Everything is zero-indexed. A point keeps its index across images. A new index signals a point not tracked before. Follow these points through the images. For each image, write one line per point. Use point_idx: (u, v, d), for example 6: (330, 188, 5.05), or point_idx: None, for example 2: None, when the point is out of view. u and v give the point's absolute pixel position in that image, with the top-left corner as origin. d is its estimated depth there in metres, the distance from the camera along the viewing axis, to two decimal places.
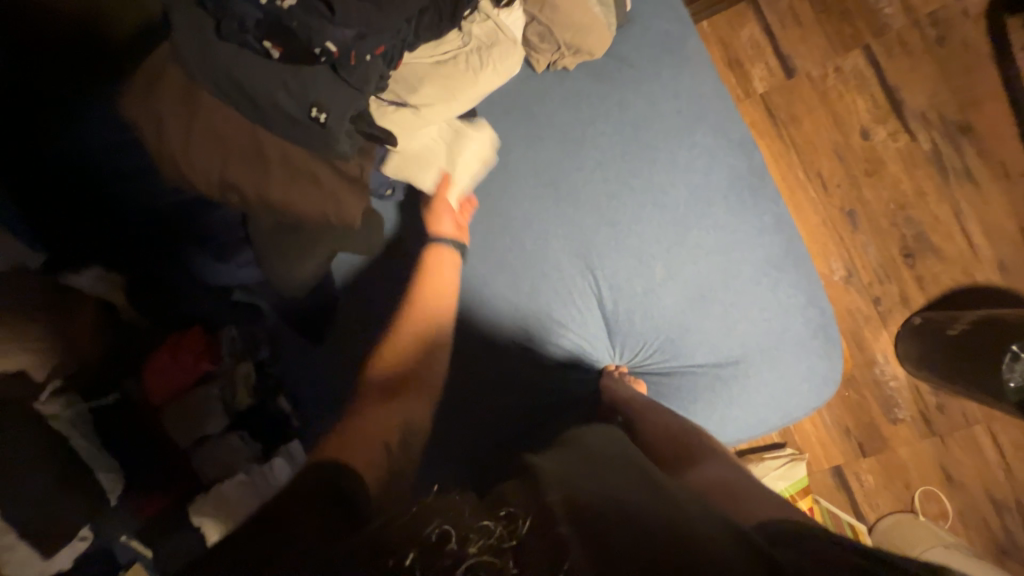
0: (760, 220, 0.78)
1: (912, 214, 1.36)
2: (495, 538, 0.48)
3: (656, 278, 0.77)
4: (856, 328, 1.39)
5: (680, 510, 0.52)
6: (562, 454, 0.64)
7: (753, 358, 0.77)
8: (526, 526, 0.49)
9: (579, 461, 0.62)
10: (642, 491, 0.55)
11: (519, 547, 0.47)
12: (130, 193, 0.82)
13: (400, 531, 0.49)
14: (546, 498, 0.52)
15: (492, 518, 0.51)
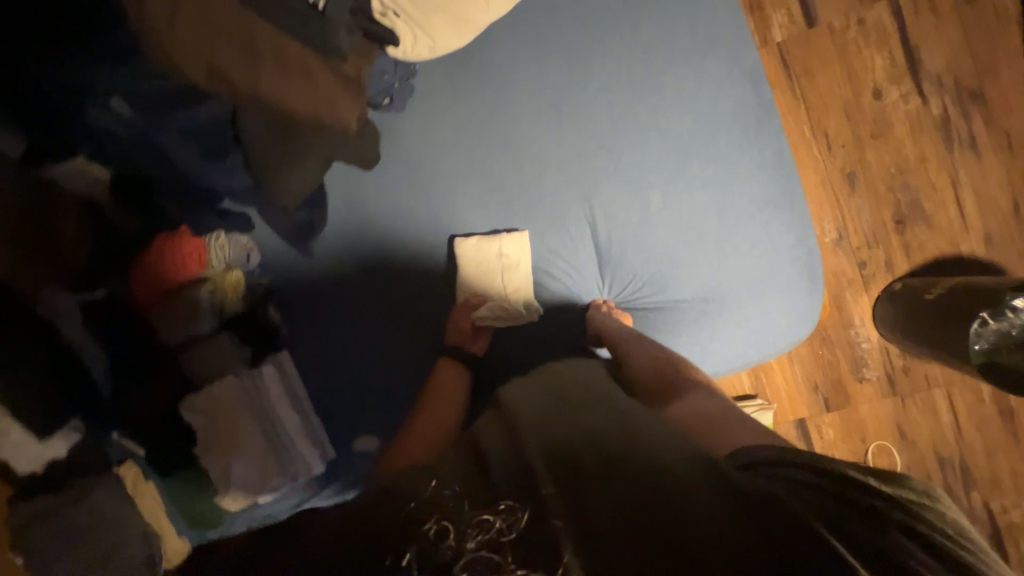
0: (760, 155, 0.78)
1: (910, 180, 1.36)
2: (493, 533, 0.44)
3: (651, 208, 0.78)
4: (838, 290, 1.43)
5: (680, 458, 0.51)
6: (555, 401, 0.60)
7: (738, 292, 0.79)
8: (523, 508, 0.45)
9: (574, 414, 0.58)
10: (642, 445, 0.52)
11: (519, 537, 0.43)
12: (101, 70, 0.77)
13: (396, 539, 0.45)
14: (524, 451, 0.50)
15: (489, 511, 0.45)
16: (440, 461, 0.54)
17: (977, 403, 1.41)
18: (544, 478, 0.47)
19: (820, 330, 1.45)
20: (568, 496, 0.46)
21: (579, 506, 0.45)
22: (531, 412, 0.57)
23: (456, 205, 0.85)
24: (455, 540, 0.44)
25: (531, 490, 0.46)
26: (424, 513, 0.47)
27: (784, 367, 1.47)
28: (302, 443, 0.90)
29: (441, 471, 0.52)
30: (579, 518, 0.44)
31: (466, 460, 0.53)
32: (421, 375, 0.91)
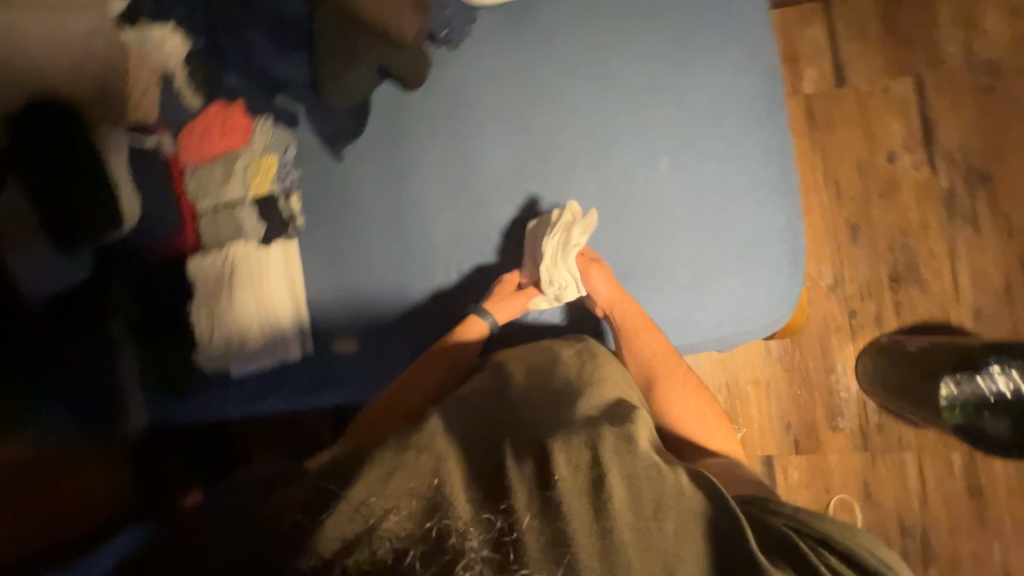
0: (766, 142, 0.84)
1: (910, 243, 1.42)
2: (495, 531, 0.52)
3: (659, 170, 0.85)
4: (826, 334, 1.46)
5: (657, 476, 0.58)
6: (543, 405, 0.68)
7: (726, 262, 0.82)
8: (521, 511, 0.53)
9: (561, 416, 0.65)
10: (627, 453, 0.59)
11: (517, 538, 0.52)
12: None
13: (397, 538, 0.51)
14: (536, 467, 0.57)
15: (492, 510, 0.54)
16: (427, 441, 0.58)
17: (947, 476, 1.40)
18: (541, 490, 0.55)
19: (801, 370, 1.47)
20: (565, 504, 0.54)
21: (580, 513, 0.54)
22: (520, 418, 0.65)
23: (483, 137, 0.93)
24: (456, 540, 0.51)
25: (529, 497, 0.54)
26: (423, 513, 0.53)
27: (760, 401, 1.47)
28: (290, 321, 0.95)
29: (438, 457, 0.57)
30: (573, 521, 0.53)
31: (461, 452, 0.59)
32: (412, 290, 0.96)
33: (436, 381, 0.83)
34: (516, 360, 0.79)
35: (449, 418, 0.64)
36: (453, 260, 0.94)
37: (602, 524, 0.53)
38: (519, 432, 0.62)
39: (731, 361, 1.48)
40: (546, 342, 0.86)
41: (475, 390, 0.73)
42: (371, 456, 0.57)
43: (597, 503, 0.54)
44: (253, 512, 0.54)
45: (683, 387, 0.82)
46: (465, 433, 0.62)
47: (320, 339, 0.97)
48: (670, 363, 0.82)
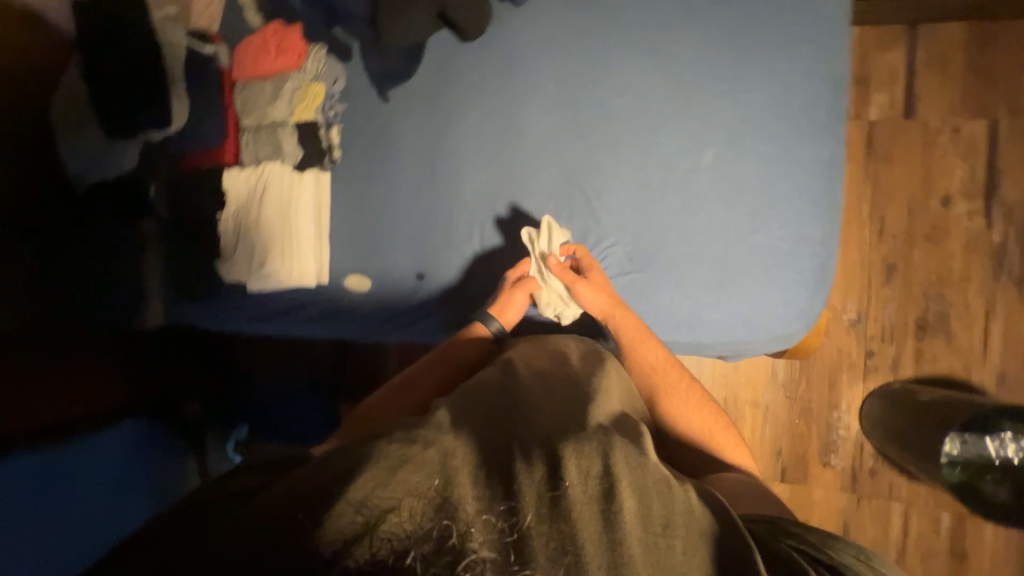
0: (820, 150, 0.80)
1: (946, 293, 1.37)
2: (497, 532, 0.45)
3: (701, 162, 0.82)
4: (836, 369, 1.43)
5: (669, 491, 0.50)
6: (552, 407, 0.61)
7: (752, 267, 0.79)
8: (528, 512, 0.46)
9: (570, 419, 0.58)
10: (640, 460, 0.51)
11: (519, 539, 0.44)
12: None
13: (393, 536, 0.43)
14: (543, 467, 0.49)
15: (494, 510, 0.46)
16: (437, 435, 0.52)
17: (931, 534, 1.37)
18: (550, 492, 0.47)
19: (804, 401, 1.44)
20: (575, 511, 0.46)
21: (587, 522, 0.46)
22: (528, 416, 0.59)
23: (528, 100, 0.91)
24: (458, 537, 0.44)
25: (538, 501, 0.47)
26: (423, 509, 0.45)
27: (756, 423, 1.45)
28: (313, 252, 0.98)
29: (444, 449, 0.50)
30: (583, 532, 0.45)
31: (468, 446, 0.52)
32: (431, 242, 0.96)
33: (447, 376, 0.77)
34: (528, 360, 0.74)
35: (454, 412, 0.59)
36: (475, 217, 0.93)
37: (612, 538, 0.45)
38: (528, 430, 0.55)
39: (734, 378, 1.46)
40: (561, 341, 0.82)
41: (481, 387, 0.67)
42: (374, 445, 0.50)
43: (608, 510, 0.47)
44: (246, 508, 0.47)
45: (685, 401, 0.77)
46: (468, 425, 0.56)
47: (336, 272, 1.00)
48: (672, 375, 0.79)
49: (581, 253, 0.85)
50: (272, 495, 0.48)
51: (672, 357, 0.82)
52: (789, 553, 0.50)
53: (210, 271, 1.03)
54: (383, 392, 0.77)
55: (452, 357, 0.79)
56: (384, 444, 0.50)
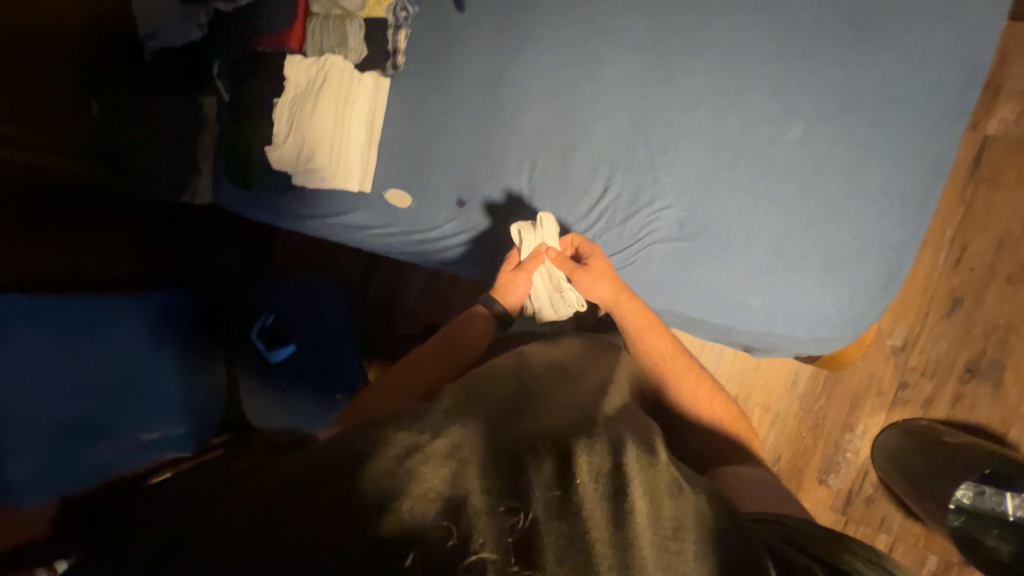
0: (928, 145, 0.70)
1: (1010, 340, 1.26)
2: (501, 534, 0.40)
3: (786, 136, 0.74)
4: (862, 392, 1.36)
5: (679, 493, 0.48)
6: (564, 402, 0.58)
7: (812, 260, 0.73)
8: (539, 510, 0.43)
9: (583, 414, 0.55)
10: (648, 463, 0.50)
11: (525, 539, 0.41)
12: None
13: (393, 529, 0.39)
14: (556, 467, 0.46)
15: (500, 509, 0.42)
16: (441, 423, 0.48)
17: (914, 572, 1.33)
18: (561, 491, 0.44)
19: (817, 416, 1.40)
20: (587, 511, 0.43)
21: (598, 521, 0.43)
22: (537, 410, 0.55)
23: (612, 34, 0.83)
24: (459, 537, 0.39)
25: (549, 499, 0.44)
26: (427, 507, 0.41)
27: (761, 426, 1.43)
28: (358, 175, 0.98)
29: (451, 437, 0.46)
30: (594, 530, 0.42)
31: (477, 435, 0.47)
32: (477, 171, 0.93)
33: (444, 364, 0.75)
34: (538, 355, 0.71)
35: (464, 392, 0.55)
36: (527, 152, 0.89)
37: (623, 541, 0.43)
38: (539, 427, 0.52)
39: (750, 378, 1.42)
40: (569, 340, 0.78)
41: (491, 371, 0.64)
42: (379, 429, 0.47)
43: (619, 511, 0.44)
44: (229, 496, 0.42)
45: (694, 391, 0.77)
46: (475, 407, 0.52)
47: (379, 182, 1.00)
48: (680, 365, 0.79)
49: (575, 241, 0.82)
50: (260, 480, 0.44)
51: (680, 347, 0.81)
52: (790, 554, 0.49)
53: (255, 162, 1.06)
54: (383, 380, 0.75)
55: (455, 339, 0.79)
56: (387, 429, 0.47)
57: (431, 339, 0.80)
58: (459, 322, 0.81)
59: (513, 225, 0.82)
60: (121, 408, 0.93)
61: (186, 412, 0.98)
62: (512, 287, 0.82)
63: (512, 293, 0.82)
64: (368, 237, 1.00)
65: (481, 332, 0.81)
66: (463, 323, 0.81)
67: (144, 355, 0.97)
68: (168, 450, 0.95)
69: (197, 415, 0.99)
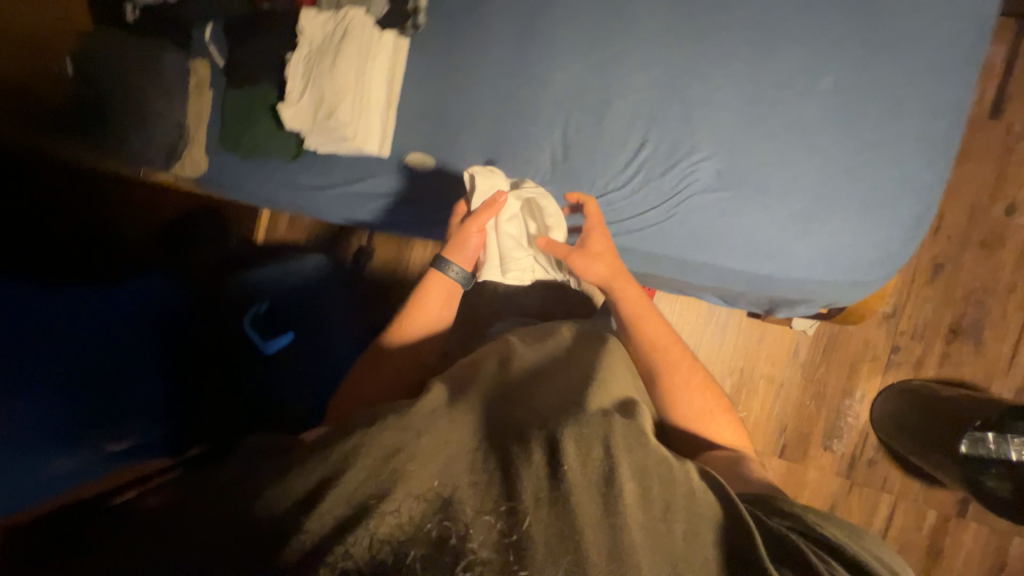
0: (949, 91, 0.75)
1: (985, 301, 1.36)
2: (495, 533, 0.47)
3: (817, 86, 0.77)
4: (858, 359, 1.43)
5: (669, 473, 0.54)
6: (553, 391, 0.63)
7: (848, 205, 0.76)
8: (528, 503, 0.48)
9: (573, 399, 0.59)
10: (640, 444, 0.54)
11: (518, 540, 0.47)
12: None
13: (392, 535, 0.46)
14: (539, 458, 0.51)
15: (494, 511, 0.49)
16: (429, 421, 0.54)
17: (914, 529, 1.39)
18: (550, 481, 0.49)
19: (818, 384, 1.45)
20: (575, 496, 0.48)
21: (588, 508, 0.48)
22: (529, 400, 0.61)
23: None
24: (455, 538, 0.46)
25: (538, 490, 0.49)
26: (422, 512, 0.48)
27: (766, 397, 1.47)
28: (365, 132, 0.90)
29: (439, 438, 0.53)
30: (585, 518, 0.48)
31: (462, 435, 0.54)
32: (507, 130, 0.90)
33: (409, 360, 0.79)
34: (526, 351, 0.73)
35: (450, 389, 0.62)
36: (560, 110, 0.88)
37: (614, 526, 0.48)
38: (525, 420, 0.57)
39: (754, 351, 1.47)
40: (561, 334, 0.79)
41: (481, 369, 0.68)
42: (364, 431, 0.52)
43: (611, 497, 0.49)
44: (219, 502, 0.48)
45: (686, 381, 0.78)
46: (463, 405, 0.58)
47: (401, 145, 0.96)
48: (674, 354, 0.80)
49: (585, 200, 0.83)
50: (247, 482, 0.50)
51: (675, 336, 0.83)
52: (781, 530, 0.53)
53: (258, 134, 1.01)
54: (358, 373, 0.78)
55: (416, 313, 0.82)
56: (370, 431, 0.51)
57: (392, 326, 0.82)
58: (422, 292, 0.83)
59: (469, 169, 0.84)
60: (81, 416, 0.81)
61: (166, 410, 0.86)
62: (468, 240, 0.83)
63: (466, 249, 0.84)
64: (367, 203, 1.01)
65: (440, 304, 0.84)
66: (426, 292, 0.84)
67: (126, 350, 0.88)
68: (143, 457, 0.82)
69: (180, 419, 0.87)
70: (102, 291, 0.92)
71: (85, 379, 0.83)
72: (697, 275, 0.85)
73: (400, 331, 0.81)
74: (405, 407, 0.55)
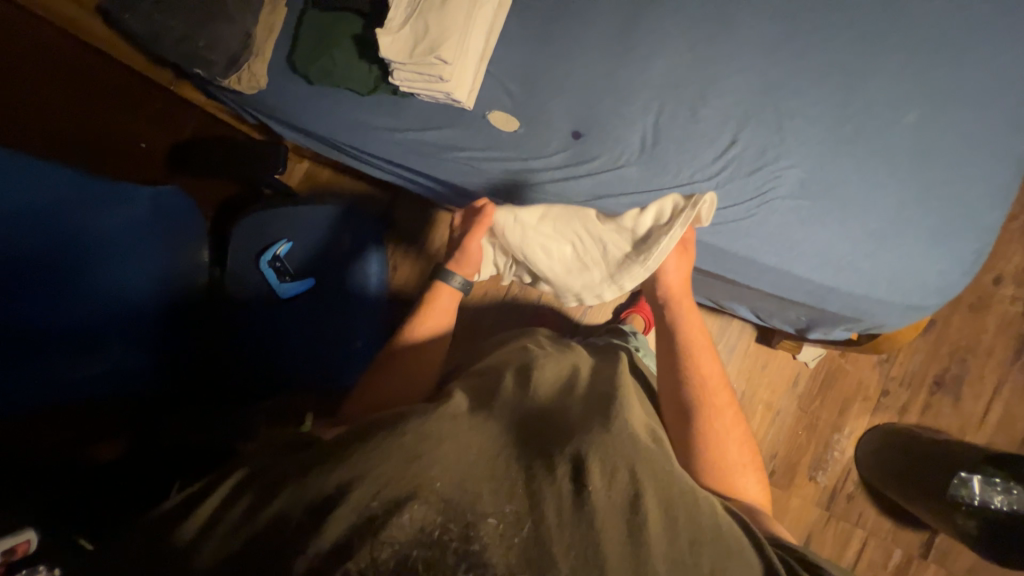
0: (1010, 147, 0.83)
1: (968, 360, 1.47)
2: (505, 542, 0.43)
3: (901, 120, 0.83)
4: (851, 397, 1.50)
5: (693, 506, 0.49)
6: (578, 404, 0.58)
7: (918, 233, 0.81)
8: (550, 519, 0.44)
9: (605, 412, 0.55)
10: (663, 469, 0.52)
11: (526, 551, 0.42)
12: None
13: (400, 542, 0.41)
14: (559, 473, 0.47)
15: (501, 518, 0.44)
16: (452, 425, 0.52)
17: (879, 566, 1.45)
18: (573, 498, 0.45)
19: (812, 416, 1.51)
20: (599, 522, 0.44)
21: (612, 534, 0.44)
22: (556, 408, 0.57)
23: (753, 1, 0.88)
24: (460, 543, 0.42)
25: (560, 508, 0.44)
26: (434, 518, 0.43)
27: (762, 422, 1.51)
28: (455, 78, 0.87)
29: (459, 445, 0.50)
30: (604, 539, 0.43)
31: (485, 438, 0.52)
32: (601, 106, 0.90)
33: (420, 356, 0.78)
34: (548, 364, 0.67)
35: (473, 398, 0.59)
36: (657, 96, 0.89)
37: (637, 553, 0.44)
38: (547, 430, 0.53)
39: (757, 376, 1.52)
40: (574, 355, 0.73)
41: (500, 383, 0.62)
42: (387, 437, 0.49)
43: (637, 529, 0.45)
44: (242, 497, 0.48)
45: (728, 429, 0.70)
46: (484, 416, 0.55)
47: (487, 100, 0.94)
48: (721, 399, 0.72)
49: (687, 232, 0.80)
50: (266, 480, 0.49)
51: (726, 380, 0.76)
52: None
53: (332, 61, 0.95)
54: (366, 380, 0.76)
55: (420, 320, 0.82)
56: (391, 437, 0.49)
57: (403, 328, 0.83)
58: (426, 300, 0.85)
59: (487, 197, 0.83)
60: (80, 323, 0.80)
61: (155, 346, 0.88)
62: (471, 253, 0.85)
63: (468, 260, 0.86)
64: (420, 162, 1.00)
65: (441, 313, 0.84)
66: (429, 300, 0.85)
67: (127, 264, 0.86)
68: (115, 385, 0.83)
69: (164, 354, 0.89)
70: (116, 184, 0.87)
71: (82, 284, 0.81)
72: (763, 279, 0.87)
73: (409, 333, 0.81)
74: (429, 410, 0.53)
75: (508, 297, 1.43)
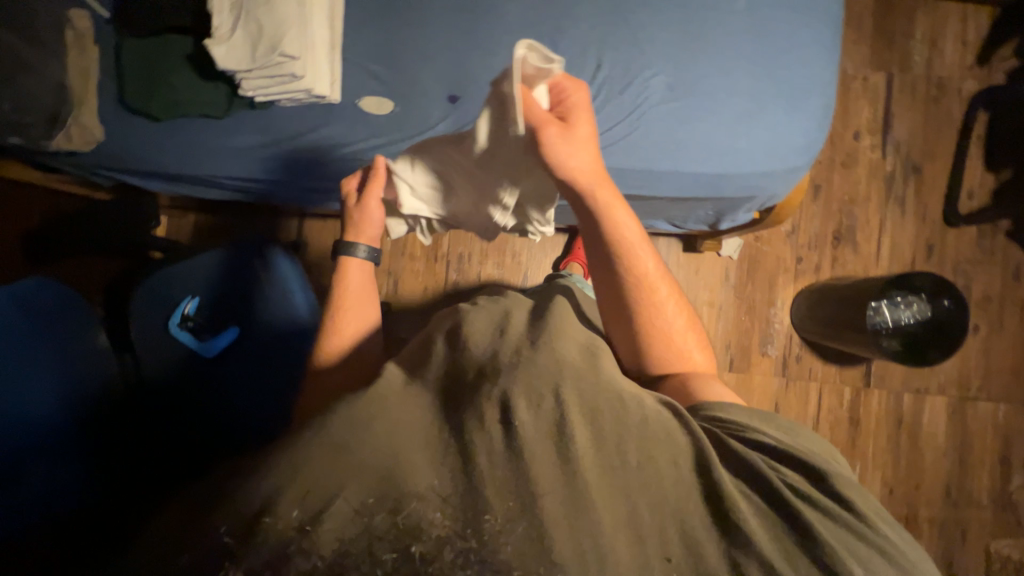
0: (827, 7, 0.93)
1: (855, 211, 1.67)
2: (454, 519, 0.41)
3: (733, 9, 0.90)
4: (774, 271, 1.66)
5: (622, 405, 0.50)
6: (514, 341, 0.57)
7: (775, 102, 0.90)
8: (482, 467, 0.43)
9: (537, 342, 0.56)
10: (588, 381, 0.52)
11: (490, 525, 0.41)
12: None
13: (342, 533, 0.39)
14: (486, 417, 0.46)
15: (460, 510, 0.41)
16: (384, 400, 0.50)
17: (838, 406, 1.64)
18: (505, 439, 0.45)
19: (749, 300, 1.65)
20: (528, 449, 0.44)
21: (542, 459, 0.44)
22: (489, 351, 0.56)
23: None
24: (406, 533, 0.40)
25: (492, 451, 0.44)
26: (367, 502, 0.41)
27: (710, 320, 1.64)
28: (309, 69, 0.83)
29: (390, 422, 0.47)
30: (534, 469, 0.43)
31: (422, 409, 0.50)
32: (470, 65, 0.90)
33: (352, 351, 0.74)
34: (477, 317, 0.64)
35: (405, 370, 0.57)
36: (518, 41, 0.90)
37: (570, 471, 0.44)
38: (477, 376, 0.52)
39: (693, 281, 1.63)
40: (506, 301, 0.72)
41: (433, 349, 0.60)
42: (308, 439, 0.45)
43: (564, 445, 0.45)
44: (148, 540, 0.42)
45: (668, 320, 0.72)
46: (418, 385, 0.54)
47: (353, 88, 0.90)
48: (660, 292, 0.72)
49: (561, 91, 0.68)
50: (176, 523, 0.42)
51: (664, 270, 0.74)
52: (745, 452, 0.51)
53: (172, 88, 0.86)
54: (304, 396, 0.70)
55: (337, 319, 0.77)
56: (316, 433, 0.45)
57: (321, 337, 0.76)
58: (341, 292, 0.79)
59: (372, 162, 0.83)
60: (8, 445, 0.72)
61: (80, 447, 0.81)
62: (370, 216, 0.82)
63: (369, 225, 0.82)
64: (295, 169, 0.94)
65: (359, 305, 0.79)
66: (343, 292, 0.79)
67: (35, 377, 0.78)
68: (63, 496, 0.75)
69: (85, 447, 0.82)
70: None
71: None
72: (664, 184, 0.92)
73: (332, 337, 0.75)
74: (360, 393, 0.50)
75: (449, 283, 1.42)
